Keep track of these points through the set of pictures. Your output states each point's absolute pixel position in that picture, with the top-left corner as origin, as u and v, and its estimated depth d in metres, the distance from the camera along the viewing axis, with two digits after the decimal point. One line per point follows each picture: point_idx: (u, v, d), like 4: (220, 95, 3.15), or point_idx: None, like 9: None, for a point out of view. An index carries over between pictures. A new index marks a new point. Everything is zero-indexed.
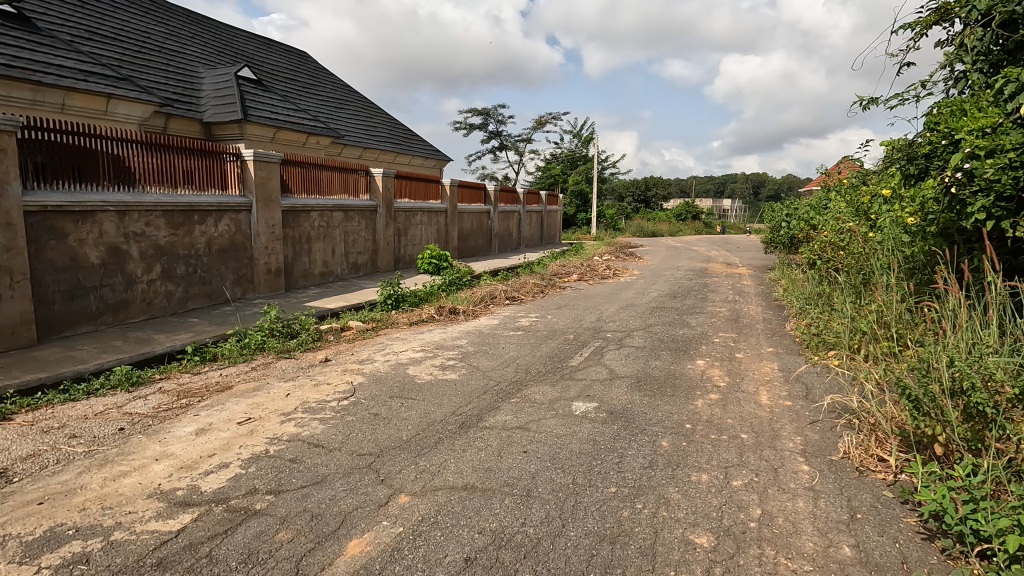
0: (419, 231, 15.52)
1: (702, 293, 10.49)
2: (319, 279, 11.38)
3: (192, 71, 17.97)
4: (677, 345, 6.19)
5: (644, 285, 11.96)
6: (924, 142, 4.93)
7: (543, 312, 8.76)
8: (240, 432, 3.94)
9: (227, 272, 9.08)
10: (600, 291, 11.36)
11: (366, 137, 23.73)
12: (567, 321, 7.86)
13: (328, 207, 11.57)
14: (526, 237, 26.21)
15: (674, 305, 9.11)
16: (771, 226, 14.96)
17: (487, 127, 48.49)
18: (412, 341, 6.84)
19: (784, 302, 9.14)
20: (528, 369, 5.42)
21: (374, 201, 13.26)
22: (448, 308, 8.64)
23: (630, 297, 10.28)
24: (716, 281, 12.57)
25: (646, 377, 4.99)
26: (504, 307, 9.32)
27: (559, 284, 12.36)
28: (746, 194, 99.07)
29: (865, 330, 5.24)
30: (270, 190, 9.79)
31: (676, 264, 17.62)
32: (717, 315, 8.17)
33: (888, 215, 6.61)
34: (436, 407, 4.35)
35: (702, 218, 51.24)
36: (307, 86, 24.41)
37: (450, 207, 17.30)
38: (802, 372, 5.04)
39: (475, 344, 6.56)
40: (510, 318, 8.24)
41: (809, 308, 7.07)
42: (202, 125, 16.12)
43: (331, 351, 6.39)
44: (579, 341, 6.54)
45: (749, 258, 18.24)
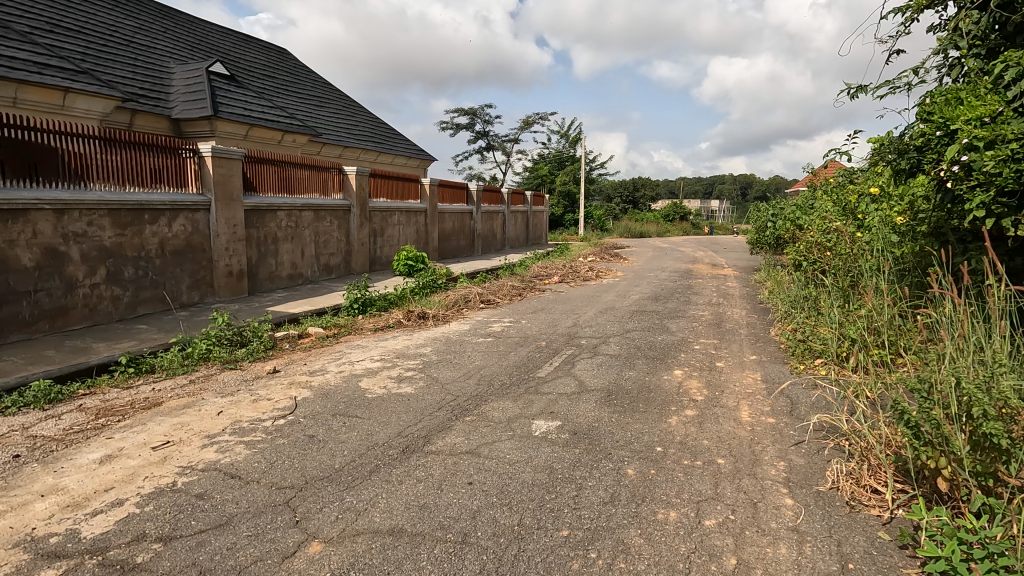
0: (396, 232, 15.02)
1: (685, 295, 10.11)
2: (286, 281, 10.85)
3: (162, 66, 17.34)
4: (655, 352, 5.78)
5: (627, 287, 11.55)
6: (917, 134, 4.57)
7: (518, 317, 8.32)
8: (151, 459, 3.45)
9: (182, 274, 8.55)
10: (581, 293, 10.94)
11: (345, 135, 23.17)
12: (541, 326, 7.42)
13: (297, 206, 11.05)
14: (511, 237, 25.77)
15: (655, 308, 8.72)
16: (757, 226, 14.66)
17: (474, 127, 48.05)
18: (372, 349, 6.37)
19: (769, 305, 8.78)
20: (491, 380, 4.98)
21: (347, 201, 12.75)
22: (418, 313, 8.17)
23: (611, 300, 9.88)
24: (700, 283, 12.21)
25: (618, 390, 4.58)
26: (478, 311, 8.87)
27: (539, 287, 11.93)
28: (733, 195, 99.48)
29: (855, 338, 4.85)
30: (232, 188, 9.25)
31: (662, 265, 17.28)
32: (699, 319, 7.78)
33: (877, 215, 6.27)
34: (381, 427, 3.90)
35: (690, 218, 51.15)
36: (285, 84, 23.81)
37: (430, 207, 16.82)
38: (786, 384, 4.64)
39: (439, 353, 6.09)
40: (482, 324, 7.79)
41: (794, 313, 6.69)
42: (170, 122, 15.51)
43: (283, 361, 5.90)
44: (551, 349, 6.12)
45: (735, 259, 17.95)
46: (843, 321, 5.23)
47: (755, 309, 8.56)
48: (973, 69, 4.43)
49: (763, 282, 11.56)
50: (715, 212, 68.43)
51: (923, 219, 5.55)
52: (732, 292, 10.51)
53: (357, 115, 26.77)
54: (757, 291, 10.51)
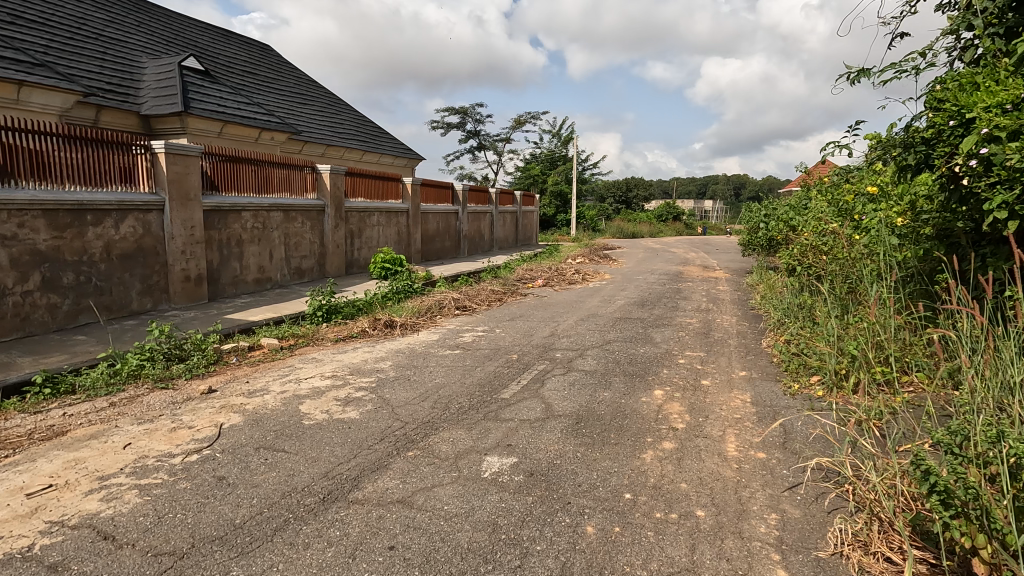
0: (375, 233, 14.42)
1: (673, 300, 9.59)
2: (253, 286, 10.26)
3: (133, 61, 16.69)
4: (635, 368, 5.24)
5: (614, 291, 11.00)
6: (926, 125, 4.08)
7: (493, 325, 7.76)
8: (19, 510, 2.87)
9: (132, 280, 7.94)
10: (564, 298, 10.41)
11: (328, 134, 22.54)
12: (515, 336, 6.87)
13: (265, 206, 10.46)
14: (499, 238, 25.21)
15: (641, 316, 8.17)
16: (749, 228, 14.15)
17: (465, 127, 47.46)
18: (327, 364, 5.81)
19: (762, 311, 8.26)
20: (449, 403, 4.43)
21: (321, 201, 12.16)
22: (385, 321, 7.61)
23: (594, 306, 9.35)
24: (690, 287, 11.69)
25: (589, 414, 4.04)
26: (452, 319, 8.30)
27: (521, 291, 11.40)
28: (727, 195, 99.39)
29: (857, 355, 4.35)
30: (189, 187, 8.65)
31: (652, 267, 16.78)
32: (686, 328, 7.26)
33: (875, 216, 5.78)
34: (307, 464, 3.34)
35: (683, 219, 50.78)
36: (267, 81, 23.16)
37: (412, 207, 16.25)
38: (779, 408, 4.10)
39: (398, 368, 5.52)
40: (453, 333, 7.22)
41: (788, 322, 6.18)
42: (139, 118, 14.87)
43: (223, 378, 5.31)
44: (521, 364, 5.57)
45: (727, 261, 17.44)
46: (844, 335, 4.73)
47: (747, 317, 8.03)
48: (990, 51, 3.94)
49: (755, 285, 11.04)
50: (709, 212, 68.02)
51: (927, 221, 5.07)
52: (723, 297, 9.99)
53: (342, 113, 26.13)
54: (749, 296, 9.99)
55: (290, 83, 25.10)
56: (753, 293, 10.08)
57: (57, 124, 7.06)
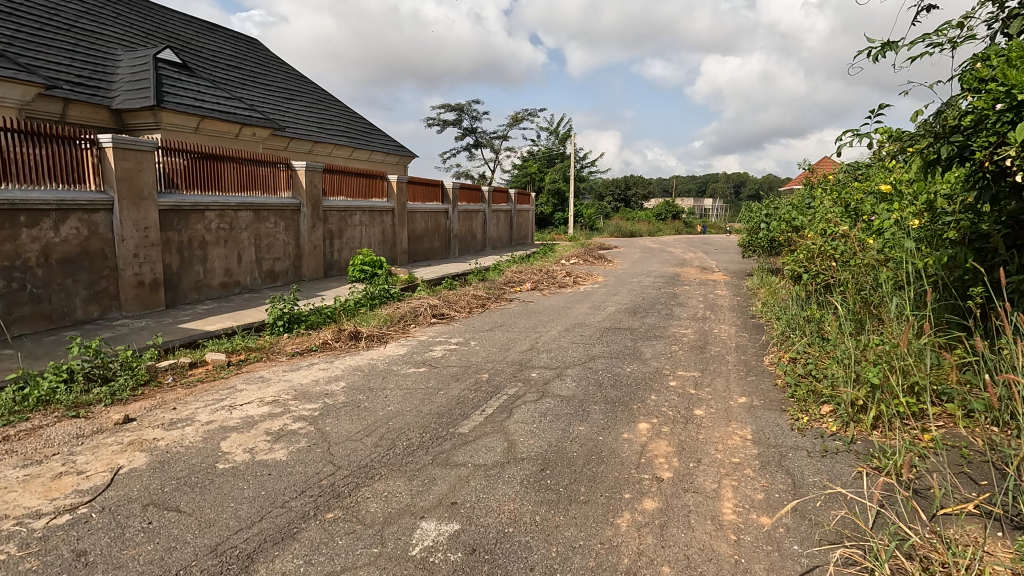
0: (357, 233, 13.74)
1: (667, 307, 8.92)
2: (218, 291, 9.60)
3: (108, 52, 16.01)
4: (619, 393, 4.57)
5: (607, 297, 10.32)
6: (965, 110, 3.41)
7: (469, 336, 7.08)
8: None
9: (76, 286, 7.27)
10: (551, 304, 9.74)
11: (315, 130, 21.86)
12: (491, 351, 6.19)
13: (231, 205, 9.78)
14: (493, 237, 24.51)
15: (631, 325, 7.50)
16: (750, 228, 13.47)
17: (461, 124, 46.77)
18: (273, 384, 5.14)
19: (765, 321, 7.58)
20: (395, 440, 3.75)
21: (296, 199, 11.49)
22: (350, 332, 6.94)
23: (583, 313, 8.67)
24: (687, 291, 11.02)
25: (558, 457, 3.36)
26: (426, 329, 7.63)
27: (506, 295, 10.71)
28: (726, 194, 98.65)
29: (879, 383, 3.68)
30: (142, 185, 7.97)
31: (649, 268, 16.08)
32: (680, 340, 6.59)
33: (887, 218, 5.15)
34: (198, 530, 2.69)
35: (683, 217, 50.05)
36: (253, 76, 22.47)
37: (398, 206, 15.56)
38: (787, 449, 3.43)
39: (350, 392, 4.84)
40: (423, 346, 6.54)
41: (792, 337, 5.52)
42: (110, 113, 14.20)
43: (150, 404, 4.66)
44: (491, 386, 4.89)
45: (726, 262, 16.74)
46: (863, 357, 4.06)
47: (748, 327, 7.35)
48: None
49: (756, 290, 10.37)
50: (709, 211, 67.28)
51: (951, 224, 4.42)
52: (721, 303, 9.31)
53: (331, 109, 25.44)
54: (750, 302, 9.32)
55: (278, 78, 24.41)
56: (753, 299, 9.41)
57: (10, 120, 6.60)
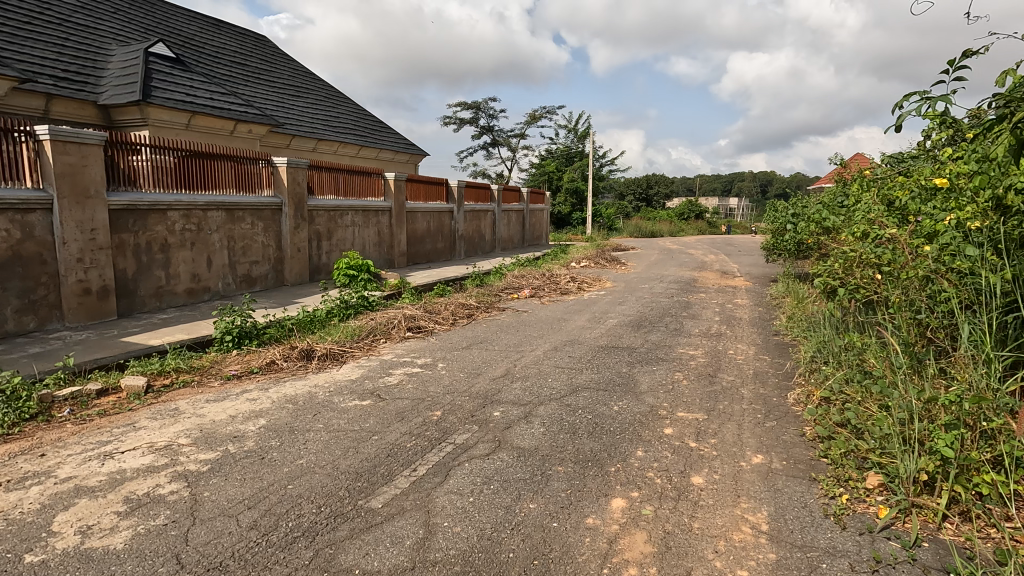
0: (348, 235, 12.91)
1: (678, 320, 7.82)
2: (184, 297, 8.82)
3: (101, 46, 15.52)
4: (595, 446, 3.53)
5: (610, 307, 9.22)
6: None
7: (439, 356, 6.09)
8: None
9: (6, 295, 6.53)
10: (548, 315, 8.70)
11: (319, 127, 21.18)
12: (456, 378, 5.18)
13: (199, 204, 8.99)
14: (503, 238, 23.50)
15: (631, 344, 6.42)
16: (775, 229, 12.22)
17: (477, 123, 46.06)
18: (180, 421, 4.22)
19: (794, 340, 6.42)
20: (278, 521, 2.77)
21: (277, 198, 10.69)
22: (303, 350, 6.03)
23: (580, 326, 7.60)
24: (703, 300, 9.88)
25: (484, 563, 2.35)
26: (396, 346, 6.68)
27: (500, 304, 9.68)
28: (753, 193, 96.05)
29: (953, 456, 2.59)
30: (87, 182, 7.20)
31: (665, 272, 14.89)
32: (685, 364, 5.52)
33: (943, 218, 4.02)
34: None
35: (707, 217, 48.26)
36: (257, 72, 21.90)
37: (395, 206, 14.70)
38: (818, 556, 2.37)
39: (264, 436, 3.89)
40: (382, 370, 5.58)
41: (825, 369, 4.43)
42: (97, 108, 13.67)
43: (18, 446, 3.81)
44: (437, 431, 3.88)
45: (748, 266, 15.42)
46: (923, 411, 2.97)
47: (772, 348, 6.21)
48: None
49: (781, 301, 9.15)
50: (733, 211, 65.19)
51: None
52: (740, 315, 8.14)
53: (339, 106, 24.78)
54: (773, 315, 8.12)
55: (285, 75, 23.84)
56: (778, 312, 8.24)
57: None
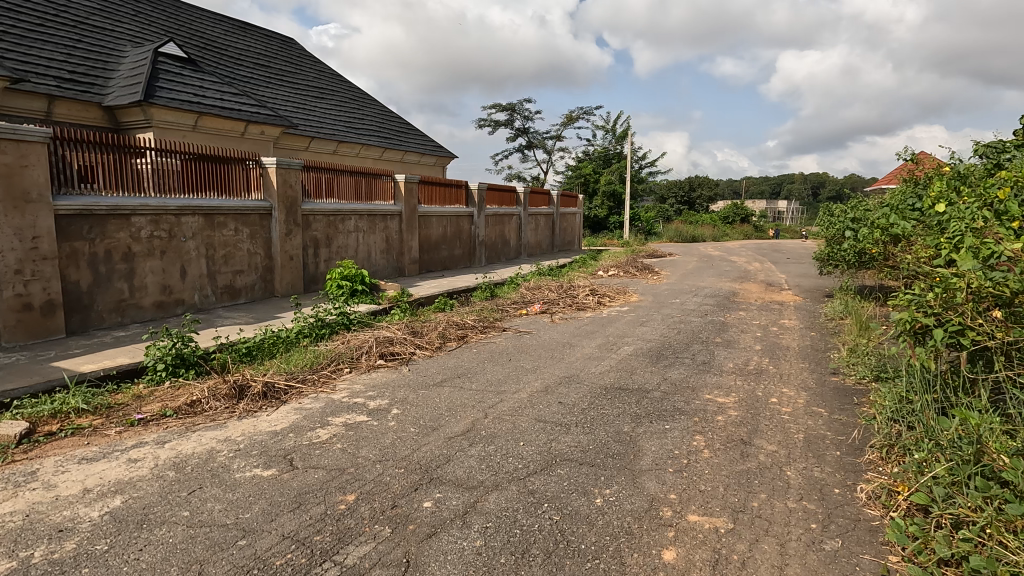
0: (350, 241, 11.99)
1: (710, 349, 6.41)
2: (152, 311, 8.00)
3: (116, 48, 15.19)
4: None
5: (628, 328, 7.84)
6: None
7: (400, 397, 4.90)
8: None
9: None
10: (555, 337, 7.41)
11: (339, 129, 20.56)
12: (404, 435, 3.98)
13: (171, 209, 8.15)
14: (530, 243, 22.26)
15: (644, 384, 5.07)
16: (829, 237, 10.53)
17: (512, 124, 45.19)
18: (16, 497, 3.18)
19: (861, 387, 4.93)
20: None
21: (266, 202, 9.81)
22: (236, 386, 4.96)
23: (588, 354, 6.29)
24: (743, 320, 8.38)
25: None
26: (356, 379, 5.54)
27: (504, 322, 8.44)
28: (804, 196, 91.46)
29: None
30: (28, 184, 6.42)
31: (701, 283, 13.32)
32: (710, 419, 4.15)
33: None
34: None
35: (755, 220, 45.57)
36: (279, 74, 21.48)
37: (405, 210, 13.71)
38: None
39: (98, 532, 2.80)
40: (318, 418, 4.42)
41: (915, 452, 3.01)
42: (102, 110, 13.26)
43: None
44: (331, 537, 2.68)
45: (797, 278, 13.64)
46: None
47: (830, 396, 4.74)
48: None
49: (839, 326, 7.57)
50: (782, 214, 61.80)
51: None
52: (786, 344, 6.63)
53: (363, 109, 24.17)
54: (829, 345, 6.58)
55: (309, 77, 23.41)
56: (836, 340, 6.69)
57: None
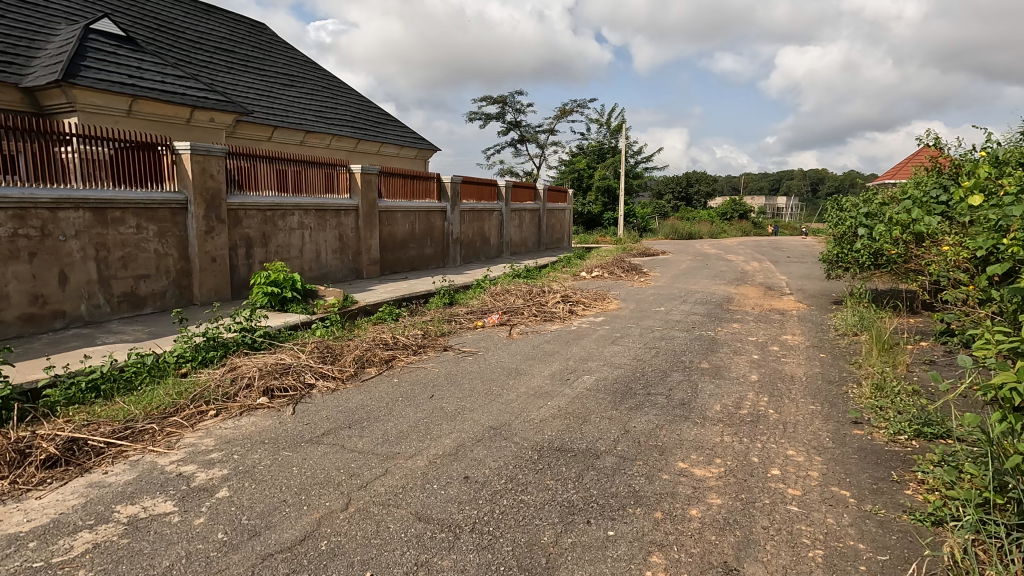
0: (292, 240, 10.54)
1: (694, 381, 4.98)
2: (18, 326, 6.58)
3: (48, 25, 13.64)
4: None
5: (597, 348, 6.40)
6: None
7: (248, 463, 3.46)
8: None
9: None
10: (505, 360, 5.99)
11: (306, 119, 19.07)
12: (197, 551, 2.52)
13: (43, 202, 6.74)
14: (513, 241, 20.80)
15: (595, 444, 3.64)
16: (838, 235, 9.10)
17: (504, 118, 43.73)
18: None
19: (900, 451, 3.49)
20: None
21: (179, 195, 8.36)
22: (17, 448, 3.52)
23: (534, 389, 4.85)
24: (739, 336, 6.96)
25: None
26: (213, 430, 4.09)
27: (451, 339, 7.02)
28: (804, 192, 90.03)
29: None
30: None
31: (693, 286, 11.90)
32: (679, 517, 2.72)
33: None
34: None
35: (754, 217, 44.08)
36: (243, 58, 19.95)
37: (363, 204, 12.25)
38: None
39: None
40: (101, 507, 2.97)
41: None
42: (22, 92, 11.79)
43: None
44: None
45: (800, 281, 12.25)
46: None
47: (858, 467, 3.31)
48: None
49: (855, 347, 6.16)
50: (782, 210, 60.28)
51: None
52: (791, 374, 5.21)
53: (337, 98, 22.66)
54: (846, 374, 5.16)
55: (279, 63, 21.87)
56: (853, 369, 5.28)
57: None
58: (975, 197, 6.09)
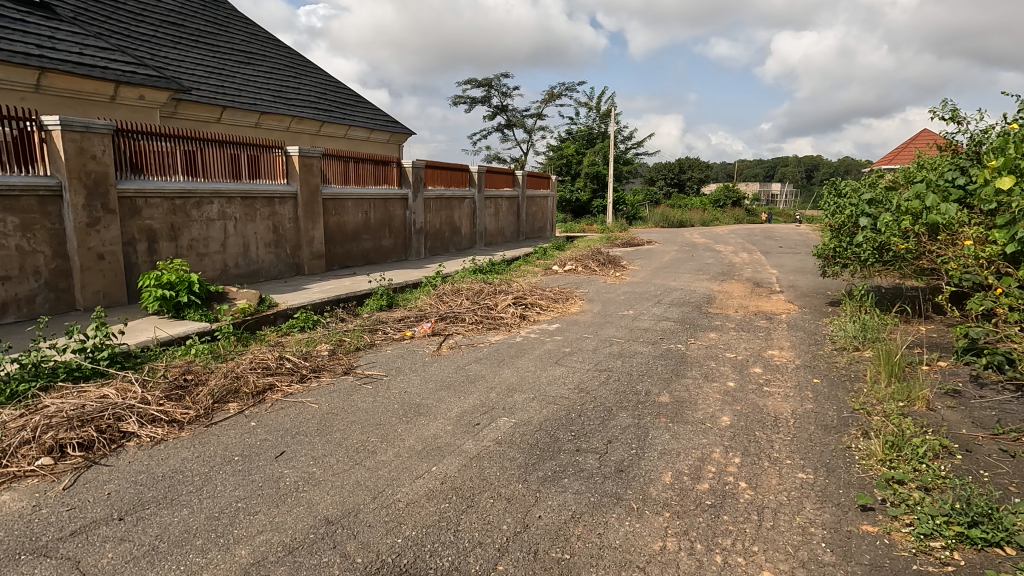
0: (210, 232, 9.16)
1: (642, 429, 3.69)
2: None
3: None
4: None
5: (535, 371, 5.08)
6: None
7: None
8: None
9: None
10: (412, 389, 4.66)
11: (261, 98, 17.53)
12: None
13: None
14: (488, 231, 19.42)
15: (465, 562, 2.35)
16: (835, 226, 7.78)
17: (489, 101, 42.06)
18: None
19: None
20: None
21: (51, 181, 6.98)
22: None
23: (423, 443, 3.53)
24: (714, 350, 5.68)
25: None
26: None
27: (360, 358, 5.69)
28: (799, 178, 88.76)
29: None
30: None
31: (673, 282, 10.62)
32: None
33: None
34: None
35: (749, 204, 42.74)
36: (193, 33, 18.30)
37: (301, 191, 10.82)
38: None
39: None
40: None
41: None
42: None
43: None
44: None
45: (793, 276, 10.97)
46: None
47: None
48: None
49: (857, 369, 4.89)
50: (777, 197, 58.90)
51: None
52: (777, 415, 3.92)
53: (301, 77, 21.06)
54: (849, 416, 3.88)
55: (236, 38, 20.20)
56: (857, 406, 4.00)
57: None
58: (1006, 179, 4.81)
